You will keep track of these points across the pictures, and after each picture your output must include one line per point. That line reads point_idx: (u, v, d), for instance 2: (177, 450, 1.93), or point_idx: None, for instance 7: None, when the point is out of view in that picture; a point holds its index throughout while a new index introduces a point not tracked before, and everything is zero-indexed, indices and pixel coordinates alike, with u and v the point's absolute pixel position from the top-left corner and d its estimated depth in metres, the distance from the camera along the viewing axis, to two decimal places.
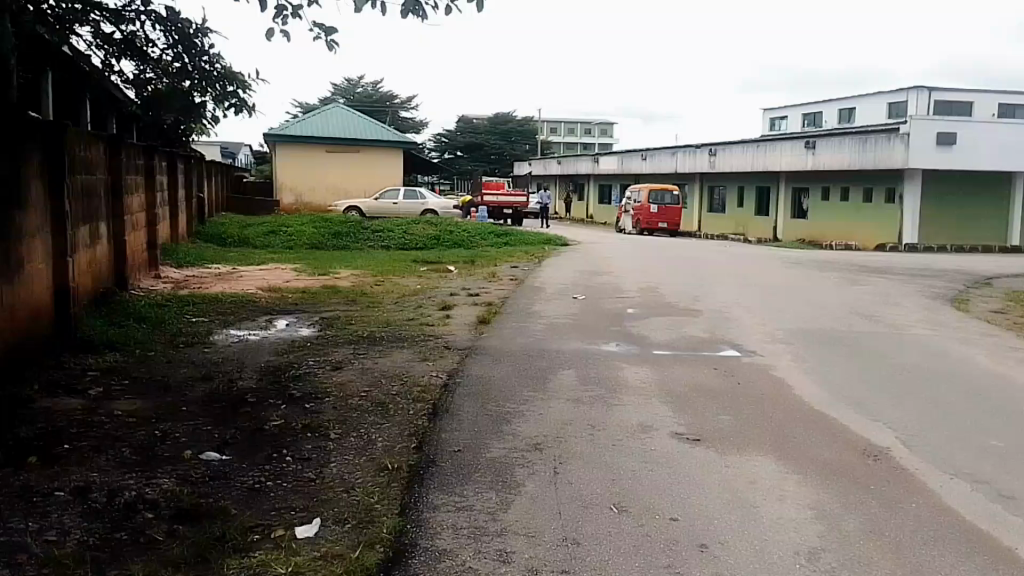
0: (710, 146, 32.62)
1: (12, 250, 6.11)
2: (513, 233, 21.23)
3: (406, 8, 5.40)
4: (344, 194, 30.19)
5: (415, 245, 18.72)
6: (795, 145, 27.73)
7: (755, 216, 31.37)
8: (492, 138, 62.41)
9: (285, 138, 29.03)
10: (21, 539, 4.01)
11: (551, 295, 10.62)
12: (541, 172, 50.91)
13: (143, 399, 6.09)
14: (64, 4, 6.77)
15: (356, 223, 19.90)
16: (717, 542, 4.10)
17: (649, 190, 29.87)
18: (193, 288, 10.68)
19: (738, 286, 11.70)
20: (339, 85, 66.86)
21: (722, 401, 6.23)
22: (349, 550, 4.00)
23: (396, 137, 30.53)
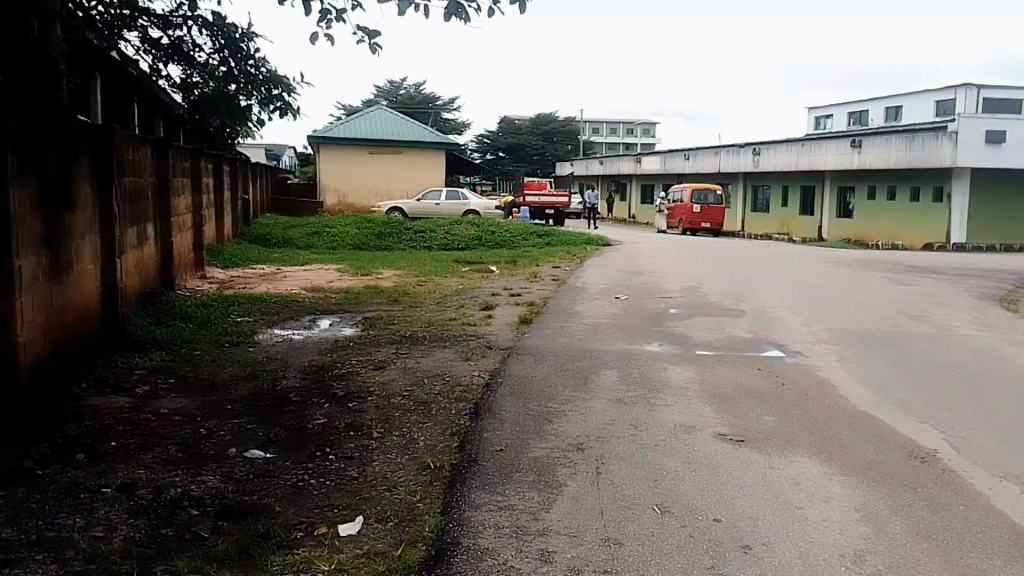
0: (754, 146, 32.52)
1: (61, 251, 6.25)
2: (555, 233, 21.28)
3: (448, 11, 5.37)
4: (384, 194, 30.45)
5: (452, 245, 18.83)
6: (840, 145, 27.55)
7: (800, 216, 31.09)
8: (533, 138, 62.85)
9: (326, 139, 29.34)
10: (69, 534, 4.07)
11: (587, 296, 10.60)
12: (583, 172, 51.06)
13: (188, 398, 6.17)
14: (112, 9, 6.99)
15: (398, 223, 20.11)
16: (761, 544, 4.04)
17: (693, 189, 29.74)
18: (238, 288, 10.83)
19: (774, 287, 11.59)
20: (382, 88, 68.02)
21: (767, 402, 6.16)
22: (391, 548, 4.01)
23: (438, 137, 30.82)
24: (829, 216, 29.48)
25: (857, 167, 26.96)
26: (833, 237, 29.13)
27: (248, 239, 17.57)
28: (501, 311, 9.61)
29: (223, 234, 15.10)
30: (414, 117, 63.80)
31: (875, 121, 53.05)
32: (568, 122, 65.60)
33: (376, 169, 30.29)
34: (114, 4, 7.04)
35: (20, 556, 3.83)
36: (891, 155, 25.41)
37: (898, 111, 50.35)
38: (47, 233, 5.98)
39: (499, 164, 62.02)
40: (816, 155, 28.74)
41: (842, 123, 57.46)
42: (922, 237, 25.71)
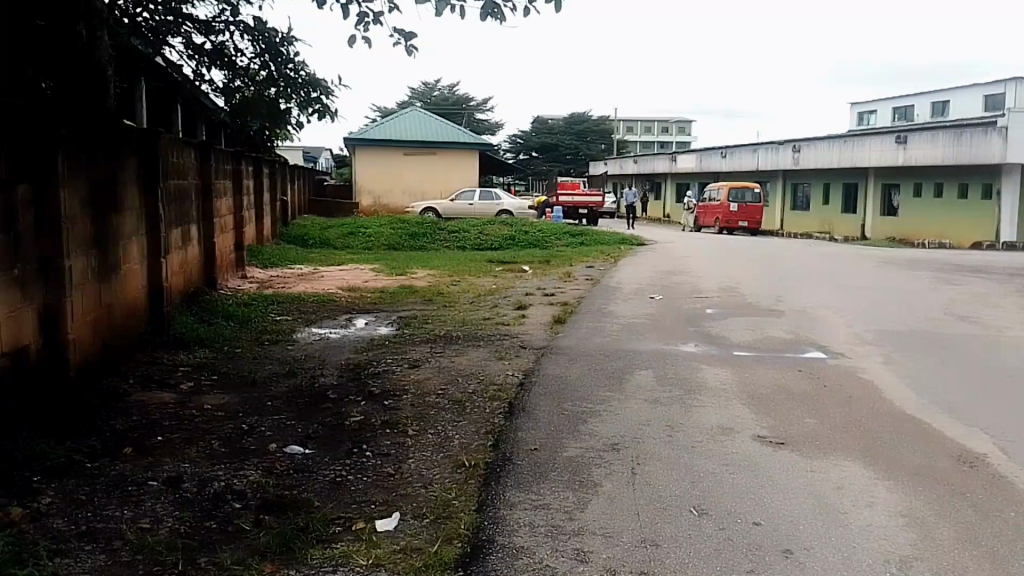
0: (794, 142, 31.84)
1: (109, 251, 6.45)
2: (591, 232, 21.19)
3: (485, 11, 5.37)
4: (419, 195, 30.75)
5: (485, 245, 18.93)
6: (885, 139, 26.77)
7: (841, 215, 30.35)
8: (567, 138, 62.74)
9: (363, 142, 29.69)
10: (117, 526, 4.20)
11: (621, 296, 10.54)
12: (619, 171, 50.83)
13: (230, 394, 6.32)
14: (157, 15, 7.18)
15: (432, 223, 20.32)
16: (803, 549, 3.96)
17: (729, 189, 29.34)
18: (277, 288, 11.01)
19: (812, 287, 11.38)
20: (416, 90, 68.74)
21: (808, 405, 6.02)
22: (428, 544, 4.05)
23: (472, 138, 31.05)
24: (872, 216, 28.74)
25: (901, 163, 26.14)
26: (877, 237, 28.38)
27: (286, 239, 17.93)
28: (536, 311, 9.61)
29: (262, 235, 15.43)
30: (449, 117, 64.41)
31: (922, 117, 51.45)
32: (603, 122, 65.33)
33: (412, 170, 30.59)
34: (158, 11, 7.25)
35: (71, 546, 3.97)
36: (938, 150, 24.69)
37: (946, 106, 48.74)
38: (95, 233, 6.17)
39: (533, 164, 62.13)
40: (858, 152, 28.01)
41: (888, 119, 56.02)
42: (971, 236, 25.05)
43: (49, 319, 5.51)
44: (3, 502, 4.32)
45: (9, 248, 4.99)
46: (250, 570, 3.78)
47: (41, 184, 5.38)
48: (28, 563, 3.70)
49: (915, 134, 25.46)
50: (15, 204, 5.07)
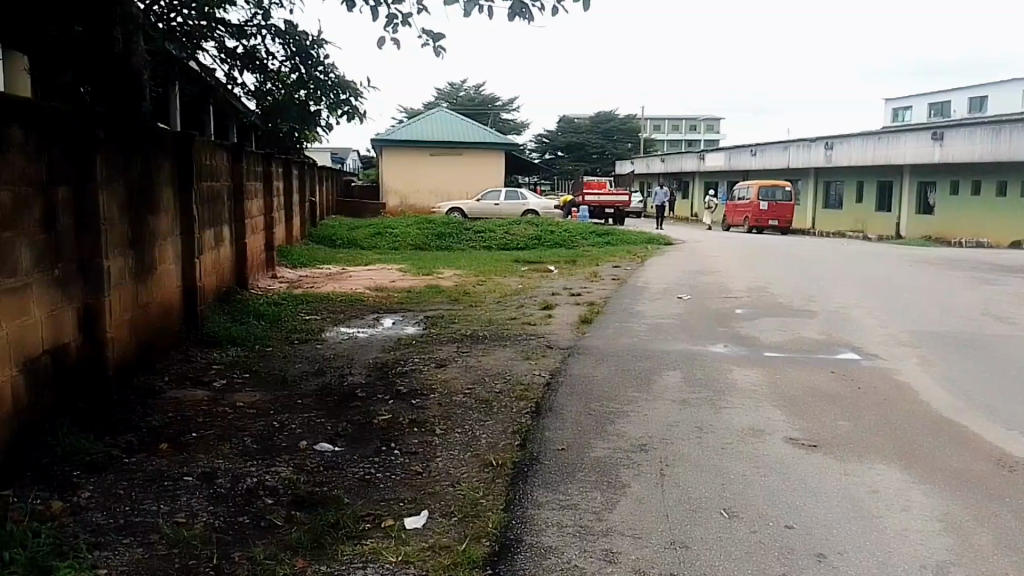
0: (827, 139, 31.28)
1: (145, 252, 6.60)
2: (618, 232, 21.05)
3: (512, 10, 5.38)
4: (446, 195, 30.89)
5: (511, 245, 18.96)
6: (922, 135, 26.09)
7: (875, 213, 29.77)
8: (593, 137, 62.49)
9: (392, 142, 29.87)
10: (154, 520, 4.30)
11: (648, 295, 10.47)
12: (645, 170, 50.56)
13: (262, 392, 6.42)
14: (190, 20, 7.26)
15: (457, 223, 20.40)
16: (837, 552, 3.91)
17: (760, 185, 29.07)
18: (306, 288, 11.14)
19: (845, 286, 11.18)
20: (443, 91, 69.12)
21: (841, 407, 5.93)
22: (456, 542, 4.08)
23: (499, 138, 31.12)
24: (907, 213, 28.12)
25: (938, 160, 25.47)
26: (914, 236, 27.72)
27: (315, 239, 18.18)
28: (562, 311, 9.60)
29: (292, 236, 15.65)
30: (475, 117, 64.72)
31: (960, 114, 50.27)
32: (630, 121, 64.95)
33: (439, 170, 30.74)
34: (191, 15, 7.30)
35: (109, 539, 4.08)
36: (978, 147, 24.07)
37: (987, 101, 47.42)
38: (132, 234, 6.33)
39: (559, 163, 62.09)
40: (894, 148, 27.36)
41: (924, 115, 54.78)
42: (1011, 233, 24.62)
43: (88, 317, 5.67)
44: (45, 496, 4.46)
45: (50, 249, 5.16)
46: (282, 565, 3.84)
47: (80, 188, 5.52)
48: (68, 556, 3.81)
49: (953, 130, 24.73)
50: (54, 206, 5.22)
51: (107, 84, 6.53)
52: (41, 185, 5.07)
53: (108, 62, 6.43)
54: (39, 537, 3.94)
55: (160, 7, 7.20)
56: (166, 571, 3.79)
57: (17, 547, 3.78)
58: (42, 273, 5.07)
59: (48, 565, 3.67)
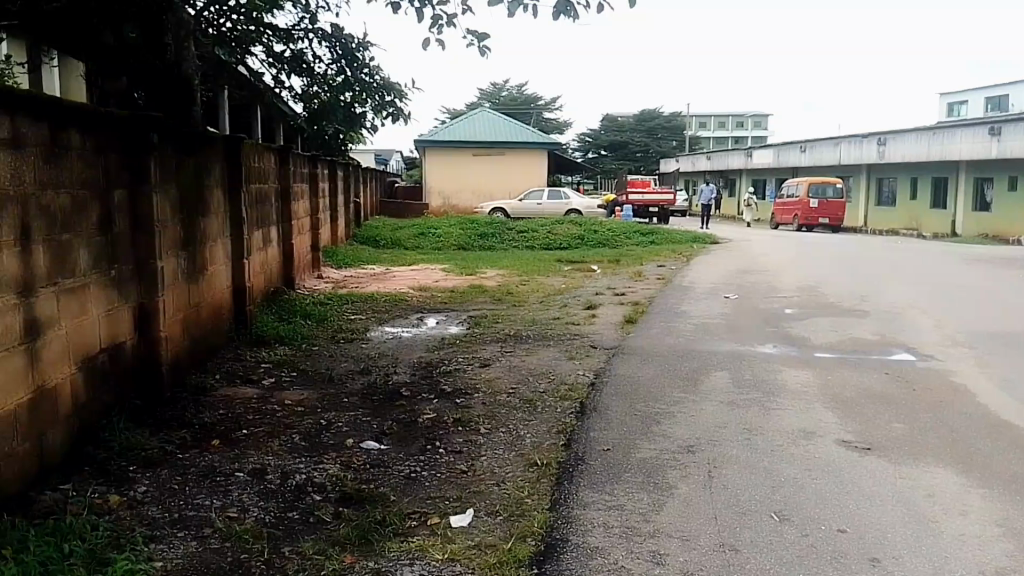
0: (878, 135, 30.46)
1: (197, 253, 6.77)
2: (661, 231, 20.81)
3: (558, 9, 5.37)
4: (488, 195, 30.99)
5: (552, 244, 18.93)
6: (978, 132, 25.14)
7: (930, 210, 29.04)
8: (635, 136, 62.23)
9: (435, 142, 30.03)
10: (207, 514, 4.41)
11: (691, 295, 10.35)
12: (691, 167, 50.06)
13: (309, 390, 6.52)
14: (240, 26, 7.45)
15: (499, 223, 20.46)
16: (891, 557, 3.82)
17: (807, 185, 28.67)
18: (350, 287, 11.29)
19: (895, 286, 10.88)
20: (484, 91, 69.54)
21: (897, 410, 5.77)
22: (501, 541, 4.10)
23: (541, 137, 31.13)
24: (963, 209, 27.37)
25: (997, 156, 24.50)
26: (970, 233, 27.05)
27: (359, 240, 18.45)
28: (606, 311, 9.54)
29: (337, 236, 15.91)
30: (515, 116, 65.00)
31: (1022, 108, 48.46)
32: (673, 119, 64.45)
33: (480, 171, 30.86)
34: (241, 20, 7.46)
35: (164, 533, 4.18)
36: None
37: None
38: (185, 235, 6.49)
39: (599, 161, 61.88)
40: (950, 145, 26.37)
41: (983, 108, 52.94)
42: None
43: (144, 316, 5.84)
44: (103, 490, 4.61)
45: (106, 249, 5.32)
46: (331, 560, 3.90)
47: (135, 189, 5.68)
48: (125, 548, 3.92)
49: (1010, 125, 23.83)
50: (111, 208, 5.39)
51: (158, 90, 6.72)
52: (99, 188, 5.24)
53: (155, 68, 6.61)
54: (98, 530, 4.07)
55: (211, 14, 7.37)
56: (220, 564, 3.88)
57: (77, 539, 3.92)
58: (99, 273, 5.24)
59: (106, 557, 3.78)
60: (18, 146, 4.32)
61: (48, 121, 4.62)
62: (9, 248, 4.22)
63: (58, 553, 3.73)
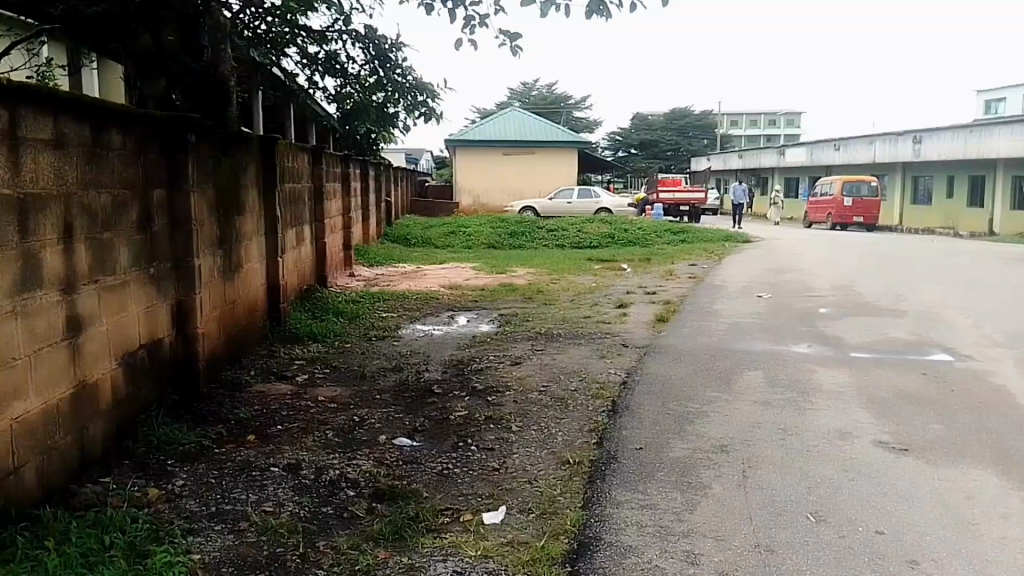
0: (914, 133, 30.03)
1: (233, 251, 6.87)
2: (690, 231, 20.60)
3: (590, 9, 5.38)
4: (518, 194, 31.03)
5: (584, 243, 18.94)
6: (1015, 129, 24.76)
7: (967, 208, 28.65)
8: (666, 134, 62.20)
9: (465, 142, 30.11)
10: (243, 508, 4.48)
11: (725, 295, 10.29)
12: (722, 165, 49.79)
13: (342, 387, 6.60)
14: (275, 27, 7.54)
15: (530, 222, 20.46)
16: (931, 560, 3.78)
17: (842, 181, 28.42)
18: (381, 285, 11.42)
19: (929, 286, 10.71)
20: (514, 90, 69.88)
21: (934, 411, 5.70)
22: (534, 539, 4.12)
23: (571, 137, 31.14)
24: (1001, 208, 26.95)
25: None
26: (1006, 231, 26.69)
27: (390, 239, 18.51)
28: (637, 310, 9.51)
29: (368, 234, 16.05)
30: (541, 114, 65.08)
31: None
32: (704, 117, 64.22)
33: (511, 170, 30.90)
34: (275, 23, 7.55)
35: (202, 526, 4.26)
36: None
37: None
38: (220, 234, 6.59)
39: (628, 160, 61.73)
40: (986, 143, 25.99)
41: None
42: None
43: (182, 312, 5.95)
44: (142, 483, 4.71)
45: (145, 248, 5.43)
46: (365, 555, 3.95)
47: (172, 189, 5.78)
48: (164, 541, 3.99)
49: None
50: (151, 207, 5.49)
51: (192, 91, 6.83)
52: (138, 187, 5.34)
53: (189, 71, 6.73)
54: (137, 522, 4.15)
55: (247, 16, 7.46)
56: (257, 557, 3.94)
57: (117, 531, 4.00)
58: (139, 271, 5.35)
59: (145, 549, 3.85)
60: (61, 145, 4.42)
61: (89, 121, 4.72)
62: (52, 247, 4.32)
63: (99, 545, 3.82)
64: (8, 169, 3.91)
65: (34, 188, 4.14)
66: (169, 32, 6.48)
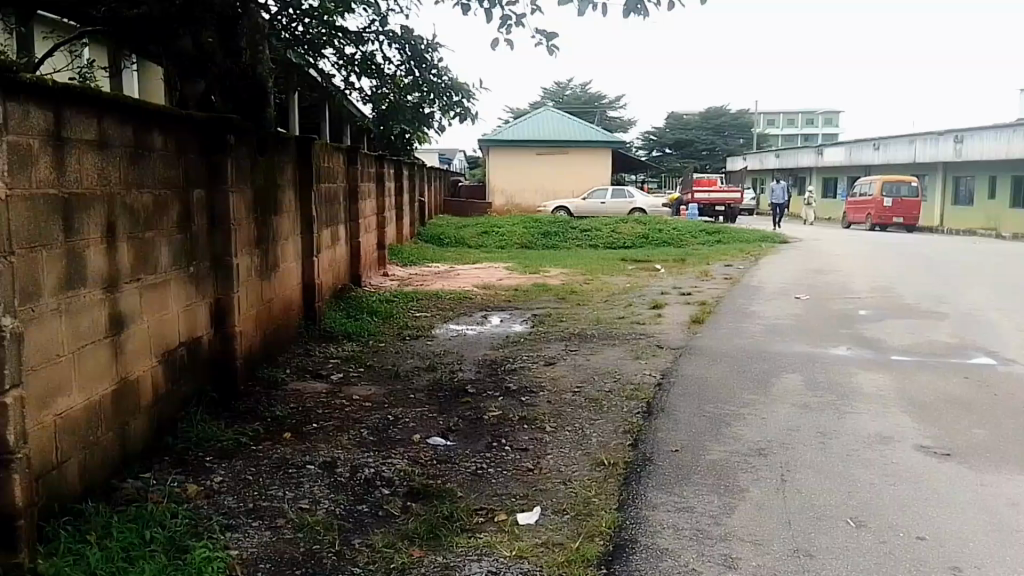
0: (956, 133, 29.44)
1: (269, 250, 6.95)
2: (726, 231, 20.46)
3: (628, 8, 5.35)
4: (550, 194, 30.97)
5: (618, 243, 18.90)
6: None
7: (1011, 209, 27.98)
8: (700, 134, 61.82)
9: (497, 142, 30.16)
10: (280, 505, 4.53)
11: (762, 296, 10.20)
12: (760, 165, 49.41)
13: (376, 386, 6.65)
14: (312, 29, 7.61)
15: (564, 222, 20.45)
16: (975, 568, 3.70)
17: (882, 181, 28.01)
18: (415, 284, 11.54)
19: (971, 288, 10.45)
20: (548, 90, 70.03)
21: (978, 416, 5.58)
22: (569, 540, 4.11)
23: (606, 137, 31.10)
24: None
25: None
26: None
27: (424, 239, 18.59)
28: (672, 311, 9.46)
29: (402, 235, 16.17)
30: (571, 114, 65.07)
31: None
32: (741, 117, 63.79)
33: (543, 170, 30.89)
34: (312, 24, 7.66)
35: (240, 522, 4.31)
36: None
37: None
38: (258, 233, 6.66)
39: (663, 160, 61.45)
40: None
41: None
42: None
43: (220, 312, 6.03)
44: (182, 479, 4.78)
45: (185, 247, 5.52)
46: (400, 553, 3.97)
47: (212, 189, 5.87)
48: (203, 536, 4.05)
49: None
50: (191, 206, 5.58)
51: (229, 92, 6.92)
52: (179, 187, 5.43)
53: (226, 72, 6.82)
54: (177, 518, 4.21)
55: (285, 18, 7.57)
56: (293, 554, 3.98)
57: (157, 526, 4.06)
58: (179, 270, 5.43)
59: (185, 545, 3.90)
60: (104, 146, 4.50)
61: (132, 122, 4.80)
62: (96, 246, 4.40)
63: (139, 540, 3.88)
64: (53, 169, 3.99)
65: (78, 187, 4.22)
66: (206, 34, 6.59)
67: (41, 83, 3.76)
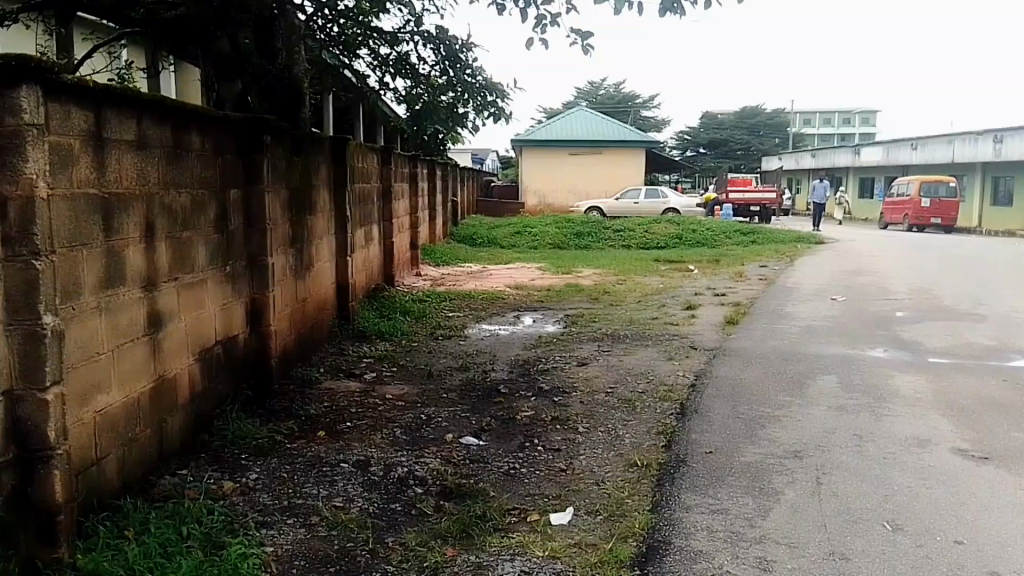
0: (996, 133, 28.88)
1: (303, 249, 7.00)
2: (761, 232, 20.31)
3: (664, 6, 5.30)
4: (581, 194, 30.95)
5: (651, 244, 18.85)
6: None
7: None
8: (732, 134, 61.34)
9: (529, 142, 30.21)
10: (314, 503, 4.57)
11: (800, 296, 10.17)
12: (795, 165, 48.96)
13: (408, 385, 6.68)
14: (348, 29, 7.67)
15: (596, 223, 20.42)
16: (1014, 572, 3.64)
17: (921, 181, 27.46)
18: (447, 284, 11.59)
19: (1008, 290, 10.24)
20: (579, 90, 69.94)
21: (1018, 420, 5.48)
22: (602, 541, 4.10)
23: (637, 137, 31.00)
24: None
25: None
26: None
27: (457, 239, 18.67)
28: (706, 312, 9.41)
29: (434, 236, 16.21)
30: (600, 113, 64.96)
31: None
32: (776, 116, 63.18)
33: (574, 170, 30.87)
34: (348, 25, 7.70)
35: (274, 519, 4.35)
36: None
37: None
38: (292, 233, 6.72)
39: (695, 159, 61.13)
40: None
41: None
42: None
43: (255, 311, 6.09)
44: (218, 476, 4.84)
45: (221, 247, 5.58)
46: (433, 553, 3.98)
47: (247, 189, 5.93)
48: (238, 533, 4.09)
49: None
50: (227, 206, 5.64)
51: (262, 93, 7.00)
52: (216, 186, 5.49)
53: (257, 73, 6.90)
54: (213, 514, 4.26)
55: (320, 19, 7.64)
56: (327, 551, 4.01)
57: (194, 522, 4.11)
58: (214, 269, 5.48)
59: (222, 540, 3.94)
60: (144, 146, 4.55)
61: (171, 122, 4.85)
62: (135, 245, 4.46)
63: (177, 536, 3.92)
64: (94, 169, 4.03)
65: (118, 187, 4.28)
66: (236, 35, 6.67)
67: (82, 84, 3.80)
